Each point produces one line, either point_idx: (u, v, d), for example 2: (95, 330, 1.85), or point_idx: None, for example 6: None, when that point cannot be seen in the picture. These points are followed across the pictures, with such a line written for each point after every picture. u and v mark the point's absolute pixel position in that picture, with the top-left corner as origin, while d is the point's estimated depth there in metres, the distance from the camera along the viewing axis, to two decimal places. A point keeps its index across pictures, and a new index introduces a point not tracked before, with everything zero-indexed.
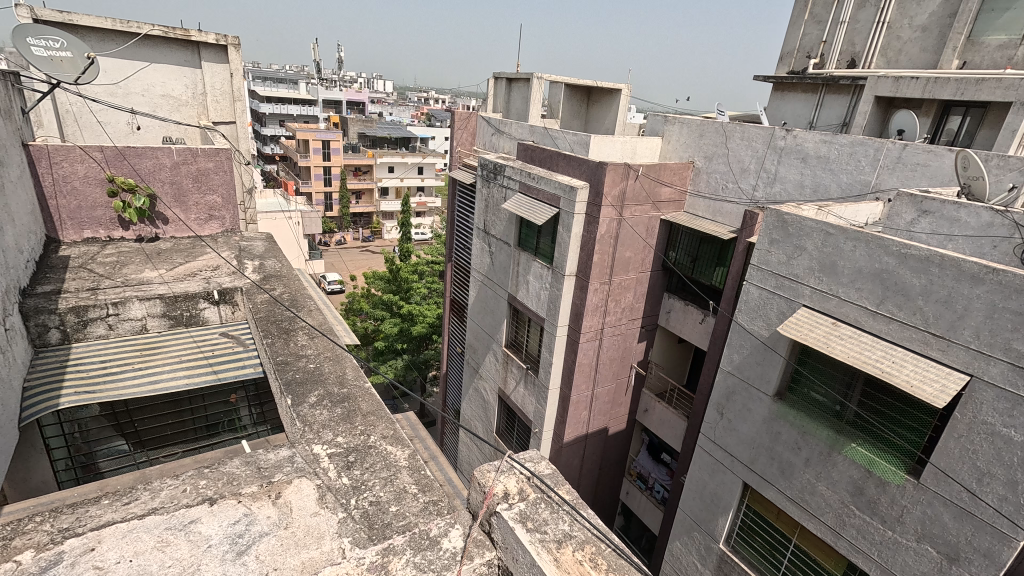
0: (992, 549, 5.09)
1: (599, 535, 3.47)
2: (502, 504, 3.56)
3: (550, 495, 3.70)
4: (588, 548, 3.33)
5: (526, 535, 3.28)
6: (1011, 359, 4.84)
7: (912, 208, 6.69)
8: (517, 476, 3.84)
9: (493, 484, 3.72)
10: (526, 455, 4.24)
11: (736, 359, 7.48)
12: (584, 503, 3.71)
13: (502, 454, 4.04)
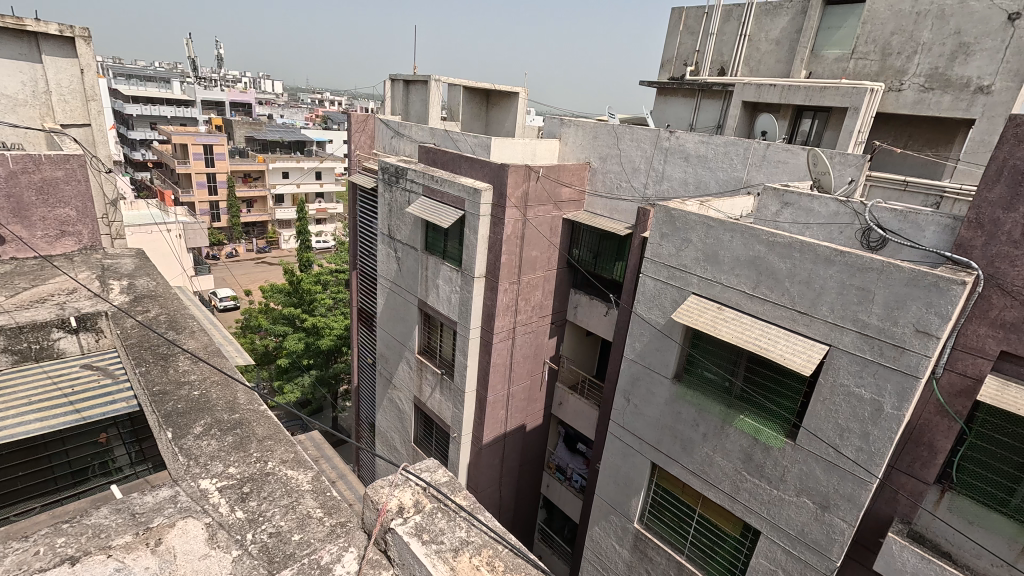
0: (854, 494, 5.85)
1: (496, 537, 3.62)
2: (397, 520, 3.57)
3: (446, 504, 3.79)
4: (485, 552, 3.46)
5: (421, 548, 3.33)
6: (859, 328, 5.61)
7: (776, 201, 7.57)
8: (412, 489, 3.89)
9: (386, 500, 3.70)
10: (424, 465, 4.26)
11: (638, 347, 7.93)
12: (481, 507, 3.86)
13: (396, 468, 4.05)
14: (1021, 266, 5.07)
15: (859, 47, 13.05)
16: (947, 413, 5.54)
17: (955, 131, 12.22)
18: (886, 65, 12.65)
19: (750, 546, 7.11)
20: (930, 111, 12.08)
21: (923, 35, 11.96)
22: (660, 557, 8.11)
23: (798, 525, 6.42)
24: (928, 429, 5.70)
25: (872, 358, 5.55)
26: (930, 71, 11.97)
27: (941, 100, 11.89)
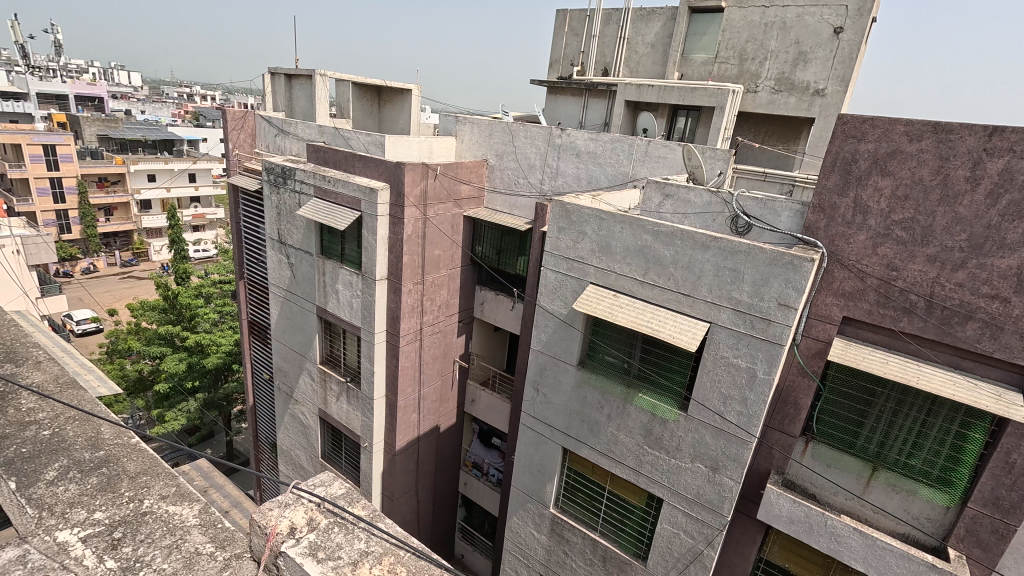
0: (738, 453, 6.51)
1: (398, 543, 3.52)
2: (288, 541, 3.48)
3: (344, 517, 3.63)
4: (387, 559, 3.33)
5: (316, 568, 3.13)
6: (733, 305, 6.24)
7: (658, 193, 8.22)
8: (305, 507, 3.82)
9: (277, 522, 3.61)
10: (316, 478, 4.15)
11: (544, 338, 8.16)
12: (381, 515, 3.76)
13: (287, 487, 3.95)
14: (853, 243, 5.95)
15: (720, 52, 14.50)
16: (806, 373, 6.37)
17: (799, 128, 14.10)
18: (744, 69, 14.21)
19: (655, 514, 7.63)
20: (781, 110, 13.76)
21: (771, 44, 13.64)
22: (576, 537, 8.45)
23: (694, 488, 7.02)
24: (792, 388, 6.52)
25: (745, 331, 6.21)
26: (778, 76, 13.66)
27: (788, 101, 13.61)
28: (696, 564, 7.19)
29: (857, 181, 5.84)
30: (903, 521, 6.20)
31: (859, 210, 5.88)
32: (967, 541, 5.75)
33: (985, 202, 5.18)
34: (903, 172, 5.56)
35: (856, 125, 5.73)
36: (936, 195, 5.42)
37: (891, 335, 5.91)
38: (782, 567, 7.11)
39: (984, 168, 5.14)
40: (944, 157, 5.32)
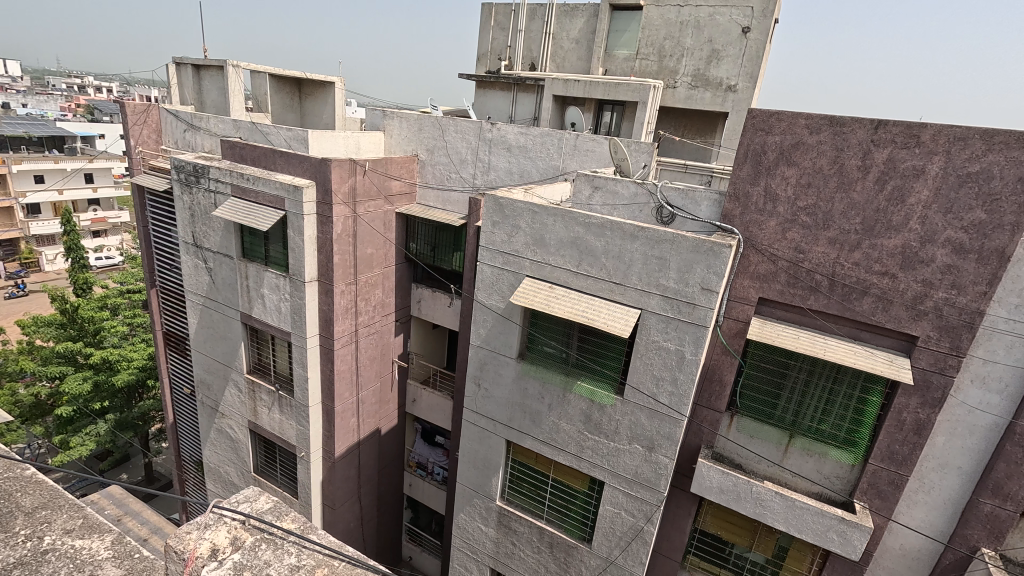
0: (672, 432, 6.85)
1: (331, 553, 3.32)
2: (208, 564, 3.21)
3: (271, 532, 3.45)
4: (321, 569, 3.15)
5: None
6: (662, 292, 6.53)
7: (588, 185, 8.46)
8: (228, 526, 3.50)
9: (195, 546, 3.30)
10: (242, 494, 3.85)
11: (482, 333, 8.16)
12: (314, 526, 3.56)
13: (204, 507, 3.60)
14: (765, 229, 6.41)
15: (641, 48, 15.07)
16: (729, 352, 6.80)
17: (715, 122, 15.04)
18: (663, 66, 14.86)
19: (597, 497, 7.88)
20: (698, 105, 14.52)
21: (687, 42, 14.35)
22: (523, 526, 8.56)
23: (633, 468, 7.31)
24: (718, 366, 6.94)
25: (674, 315, 6.52)
26: (694, 72, 14.40)
27: (704, 96, 14.39)
28: (638, 540, 7.51)
29: (767, 171, 6.28)
30: (816, 481, 6.80)
31: (769, 198, 6.34)
32: (869, 494, 6.41)
33: (874, 189, 5.75)
34: (805, 162, 6.04)
35: (764, 119, 6.15)
36: (834, 183, 5.93)
37: (800, 313, 6.43)
38: (714, 534, 7.60)
39: (873, 157, 5.69)
40: (840, 148, 5.83)
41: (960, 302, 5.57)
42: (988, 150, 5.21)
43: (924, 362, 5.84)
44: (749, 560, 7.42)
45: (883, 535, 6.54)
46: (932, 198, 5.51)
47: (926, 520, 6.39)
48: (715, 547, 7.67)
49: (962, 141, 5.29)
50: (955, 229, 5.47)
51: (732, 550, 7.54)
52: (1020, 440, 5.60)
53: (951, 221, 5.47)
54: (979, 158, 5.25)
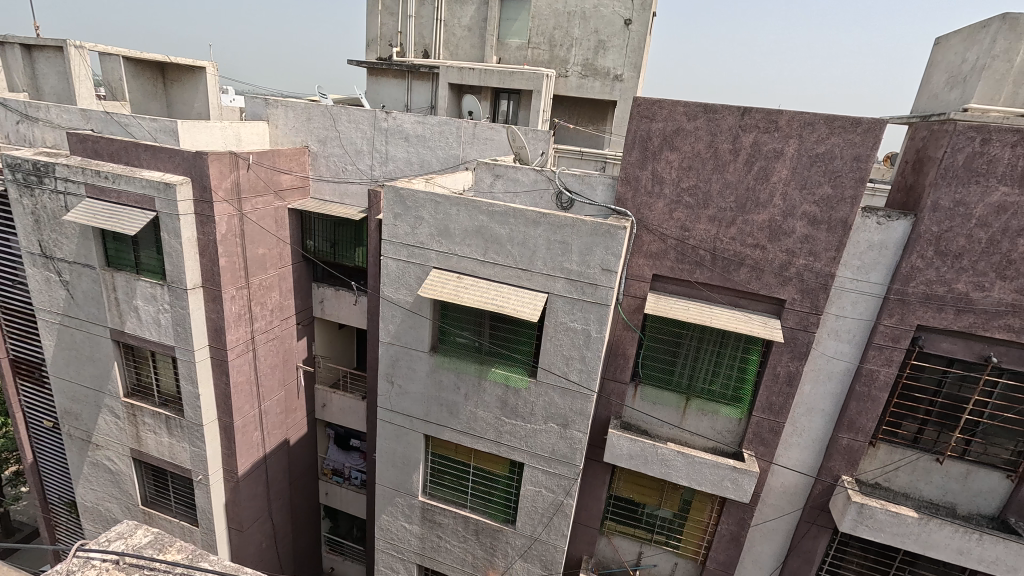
0: (583, 407, 7.18)
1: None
2: None
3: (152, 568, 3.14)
4: None
5: None
6: (566, 275, 6.76)
7: (489, 174, 8.51)
8: (98, 569, 3.11)
9: None
10: (115, 530, 3.45)
11: (392, 329, 7.94)
12: (205, 552, 3.28)
13: (65, 553, 3.16)
14: (655, 210, 6.86)
15: (532, 38, 15.46)
16: (630, 327, 7.25)
17: (605, 110, 16.02)
18: (554, 55, 15.43)
19: (518, 478, 8.07)
20: (589, 93, 15.41)
21: (574, 32, 14.99)
22: (448, 518, 8.55)
23: (550, 446, 7.56)
24: (621, 341, 7.37)
25: (578, 297, 6.78)
26: (583, 62, 15.15)
27: (594, 85, 15.24)
28: (559, 514, 7.82)
29: (653, 156, 6.72)
30: (711, 437, 7.50)
31: (657, 181, 6.78)
32: (755, 442, 7.20)
33: (744, 169, 6.37)
34: (686, 147, 6.54)
35: (648, 107, 6.55)
36: (711, 165, 6.49)
37: (689, 286, 7.01)
38: (627, 498, 8.13)
39: (741, 141, 6.30)
40: (714, 133, 6.38)
41: (816, 267, 6.39)
42: (831, 134, 5.98)
43: (792, 321, 6.64)
44: (659, 516, 8.04)
45: (768, 477, 7.39)
46: (790, 176, 6.23)
47: (800, 459, 7.31)
48: (629, 509, 8.22)
49: (811, 126, 6.02)
50: (809, 203, 6.24)
51: (644, 509, 8.12)
52: (866, 380, 6.59)
53: (806, 196, 6.23)
54: (825, 140, 6.01)
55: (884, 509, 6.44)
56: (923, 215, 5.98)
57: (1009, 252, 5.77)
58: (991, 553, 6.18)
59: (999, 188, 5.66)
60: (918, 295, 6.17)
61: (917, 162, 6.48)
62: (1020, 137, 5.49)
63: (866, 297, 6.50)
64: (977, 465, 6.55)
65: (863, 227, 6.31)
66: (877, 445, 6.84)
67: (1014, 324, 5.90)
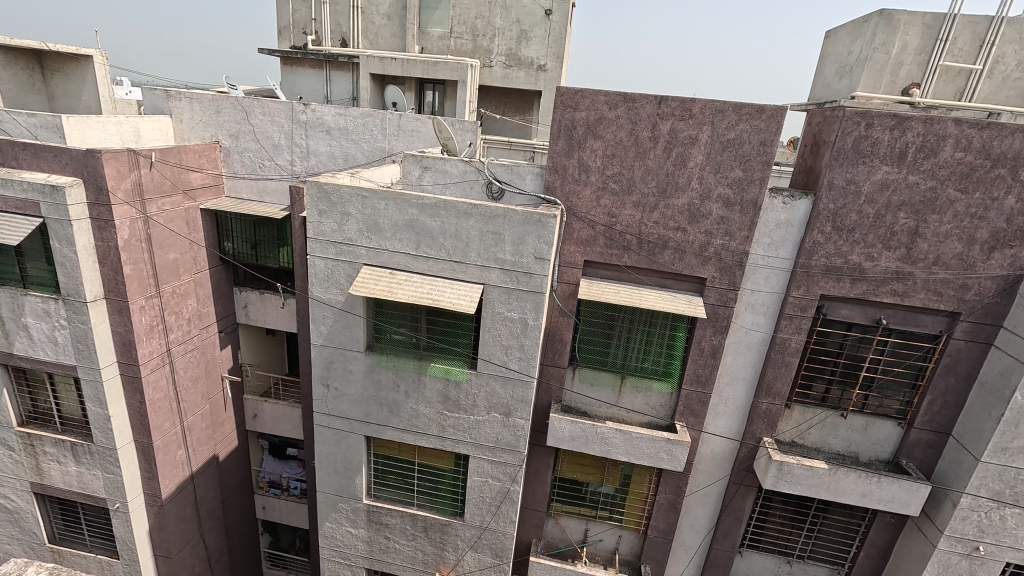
0: (524, 395, 7.27)
1: None
2: None
3: None
4: None
5: None
6: (500, 265, 6.77)
7: (417, 166, 8.36)
8: None
9: None
10: None
11: (324, 330, 7.63)
12: None
13: None
14: (583, 197, 7.03)
15: (454, 27, 15.54)
16: (565, 313, 7.43)
17: (531, 100, 16.75)
18: (478, 45, 15.73)
19: (464, 471, 8.07)
20: (514, 83, 15.98)
21: (496, 22, 15.39)
22: (394, 518, 8.40)
23: (493, 436, 7.61)
24: (557, 327, 7.54)
25: (513, 286, 6.83)
26: (507, 52, 15.69)
27: (519, 75, 15.91)
28: (506, 502, 7.91)
29: (578, 145, 6.86)
30: (646, 413, 7.87)
31: (583, 169, 6.94)
32: (685, 414, 7.62)
33: (663, 156, 6.67)
34: (608, 136, 6.73)
35: (571, 96, 6.68)
36: (633, 152, 6.73)
37: (619, 270, 7.27)
38: (571, 478, 8.38)
39: (660, 129, 6.58)
40: (634, 122, 6.61)
41: (732, 246, 6.82)
42: (739, 120, 6.37)
43: (713, 298, 7.07)
44: (602, 493, 8.35)
45: (699, 446, 7.87)
46: (705, 161, 6.59)
47: (726, 426, 7.82)
48: (573, 489, 8.47)
49: (721, 113, 6.39)
50: (723, 186, 6.63)
51: (587, 488, 8.40)
52: (780, 348, 7.16)
53: (720, 179, 6.62)
54: (735, 127, 6.40)
55: (800, 464, 7.06)
56: (821, 193, 6.54)
57: (892, 225, 6.46)
58: (889, 493, 6.95)
59: (883, 168, 6.30)
60: (820, 267, 6.76)
61: (814, 146, 7.06)
62: (897, 122, 6.12)
63: (776, 272, 7.03)
64: (874, 416, 7.31)
65: (771, 207, 6.81)
66: (792, 406, 7.48)
67: (899, 289, 6.62)
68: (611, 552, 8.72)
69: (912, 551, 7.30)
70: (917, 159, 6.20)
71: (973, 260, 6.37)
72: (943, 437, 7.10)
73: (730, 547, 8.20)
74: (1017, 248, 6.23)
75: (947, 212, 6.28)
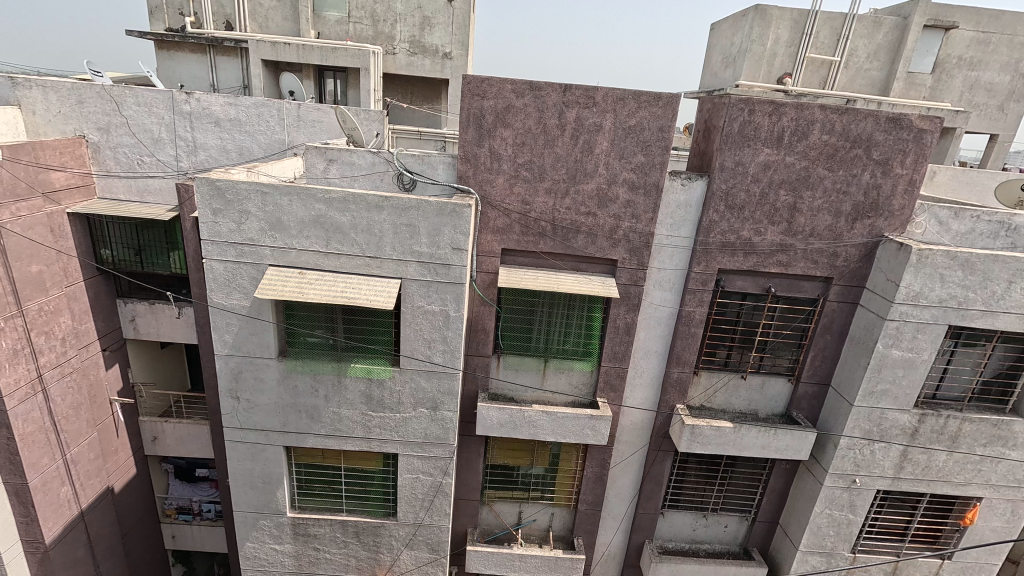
0: (450, 387, 7.23)
1: None
2: None
3: None
4: None
5: None
6: (417, 258, 6.63)
7: (321, 158, 7.92)
8: None
9: None
10: None
11: (229, 339, 7.06)
12: None
13: None
14: (496, 186, 7.05)
15: (351, 11, 14.97)
16: (486, 301, 7.45)
17: (438, 89, 16.49)
18: (379, 31, 15.24)
19: (394, 470, 7.91)
20: (419, 71, 15.71)
21: (397, 7, 15.04)
22: (323, 528, 8.06)
23: (421, 431, 7.51)
24: (479, 317, 7.55)
25: (432, 278, 6.73)
26: (410, 39, 15.36)
27: (424, 63, 15.64)
28: (439, 495, 7.87)
29: (488, 133, 6.85)
30: (570, 393, 8.15)
31: (494, 157, 6.95)
32: (606, 390, 7.99)
33: (571, 143, 6.85)
34: (517, 124, 6.79)
35: (478, 85, 6.64)
36: (542, 140, 6.85)
37: (536, 256, 7.41)
38: (502, 463, 8.50)
39: (566, 116, 6.74)
40: (541, 109, 6.72)
41: (639, 228, 7.20)
42: (639, 108, 6.69)
43: (625, 279, 7.42)
44: (533, 474, 8.56)
45: (620, 419, 8.29)
46: (610, 148, 6.86)
47: (644, 398, 8.29)
48: (505, 474, 8.61)
49: (622, 101, 6.67)
50: (627, 171, 6.95)
51: (519, 471, 8.57)
52: (686, 321, 7.68)
53: (624, 165, 6.93)
54: (635, 114, 6.71)
55: (709, 425, 7.68)
56: (714, 175, 7.07)
57: (775, 202, 7.14)
58: (784, 442, 7.77)
59: (764, 150, 6.93)
60: (716, 244, 7.32)
61: (706, 131, 7.59)
62: (774, 108, 6.74)
63: (679, 250, 7.51)
64: (769, 375, 8.11)
65: (672, 189, 7.24)
66: (699, 373, 8.09)
67: (783, 259, 7.36)
68: (545, 530, 9.00)
69: (805, 491, 8.24)
70: (792, 141, 6.88)
71: (840, 230, 7.22)
72: (824, 388, 8.05)
73: (653, 510, 8.78)
74: (873, 218, 7.16)
75: (818, 189, 7.05)
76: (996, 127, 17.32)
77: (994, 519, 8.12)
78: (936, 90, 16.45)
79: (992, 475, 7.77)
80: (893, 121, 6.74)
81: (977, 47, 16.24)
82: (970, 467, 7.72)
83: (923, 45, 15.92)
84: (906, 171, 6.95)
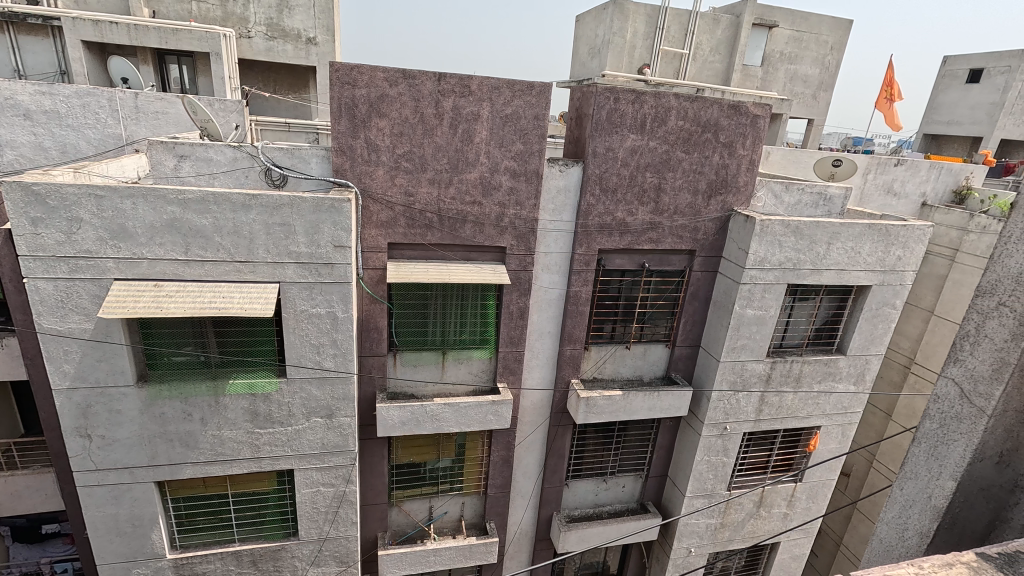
0: (344, 391, 6.89)
1: None
2: None
3: None
4: None
5: None
6: (295, 259, 6.17)
7: (170, 154, 7.02)
8: None
9: None
10: None
11: (70, 370, 6.05)
12: None
13: None
14: (377, 178, 6.79)
15: None
16: (376, 299, 7.20)
17: (306, 77, 15.52)
18: (229, 12, 13.84)
19: (291, 487, 7.39)
20: (281, 58, 14.55)
21: None
22: (212, 564, 7.31)
23: (318, 442, 7.10)
24: (370, 315, 7.27)
25: (314, 279, 6.32)
26: (267, 21, 14.14)
27: (285, 49, 14.51)
28: (343, 504, 7.51)
29: (362, 124, 6.55)
30: (470, 382, 8.20)
31: (372, 149, 6.68)
32: (505, 374, 8.16)
33: (450, 133, 6.81)
34: (393, 113, 6.58)
35: (347, 72, 6.30)
36: (420, 130, 6.71)
37: (424, 249, 7.28)
38: (407, 462, 8.34)
39: (442, 106, 6.67)
40: (416, 99, 6.58)
41: (524, 215, 7.38)
42: (514, 97, 6.83)
43: (514, 265, 7.58)
44: (440, 467, 8.52)
45: (520, 401, 8.52)
46: (489, 136, 6.93)
47: (541, 378, 8.59)
48: (412, 471, 8.46)
49: (497, 90, 6.76)
50: (508, 159, 7.08)
51: (425, 467, 8.47)
52: (574, 301, 8.08)
53: (504, 153, 7.05)
54: (510, 103, 6.84)
55: (602, 396, 8.20)
56: (588, 161, 7.46)
57: (642, 184, 7.74)
58: (666, 402, 8.57)
59: (630, 136, 7.46)
60: (595, 225, 7.77)
61: (578, 118, 7.94)
62: (636, 96, 7.26)
63: (563, 234, 7.84)
64: (649, 343, 8.85)
65: (552, 175, 7.51)
66: (589, 348, 8.59)
67: (654, 236, 8.02)
68: (457, 520, 9.04)
69: (687, 443, 9.19)
70: (653, 127, 7.48)
71: (698, 207, 8.05)
72: (695, 349, 8.98)
73: (557, 482, 9.21)
74: (724, 195, 8.08)
75: (678, 170, 7.77)
76: (812, 112, 20.37)
77: (830, 442, 9.70)
78: (765, 81, 18.87)
79: (826, 406, 9.27)
80: (733, 108, 7.63)
81: (794, 44, 18.87)
82: (810, 401, 9.13)
83: (753, 42, 18.19)
84: (747, 152, 7.93)
